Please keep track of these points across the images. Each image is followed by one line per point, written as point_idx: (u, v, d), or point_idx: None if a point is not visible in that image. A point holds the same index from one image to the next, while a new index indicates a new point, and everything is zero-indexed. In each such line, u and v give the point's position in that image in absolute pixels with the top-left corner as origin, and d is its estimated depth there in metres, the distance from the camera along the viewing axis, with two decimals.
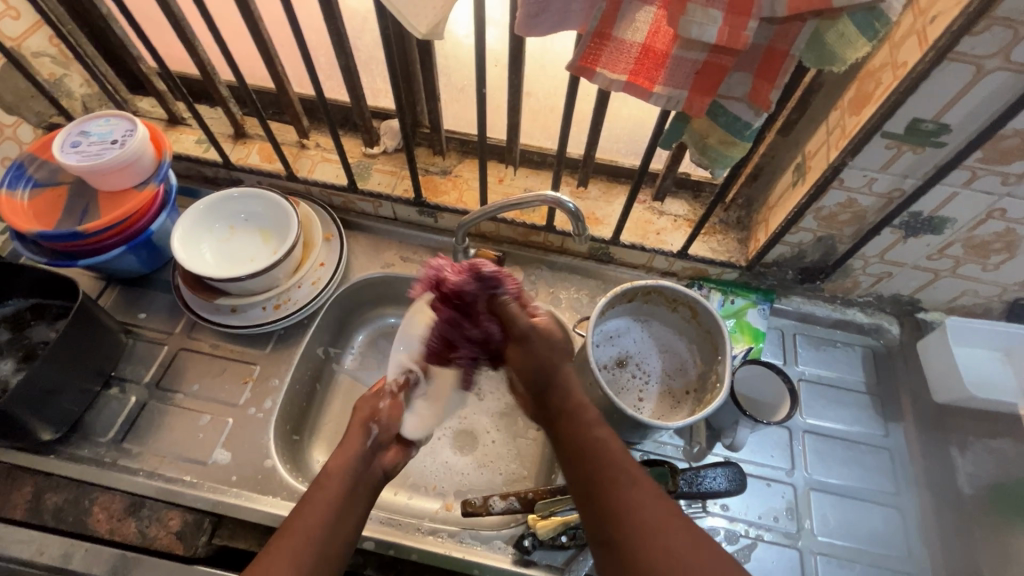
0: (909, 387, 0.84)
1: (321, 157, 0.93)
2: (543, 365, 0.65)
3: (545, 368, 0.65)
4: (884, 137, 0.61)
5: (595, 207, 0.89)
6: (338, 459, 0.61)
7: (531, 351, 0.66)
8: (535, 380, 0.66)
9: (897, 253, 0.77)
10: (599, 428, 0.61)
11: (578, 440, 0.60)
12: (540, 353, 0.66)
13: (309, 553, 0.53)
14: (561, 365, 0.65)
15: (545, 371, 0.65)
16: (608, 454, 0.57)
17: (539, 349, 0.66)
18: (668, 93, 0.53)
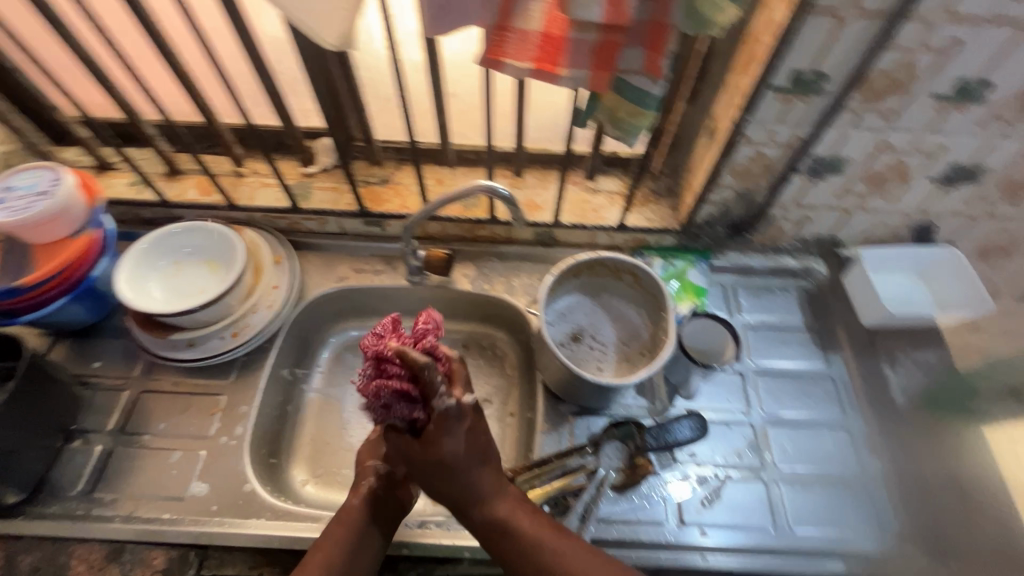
0: (842, 318, 0.91)
1: (259, 182, 0.93)
2: (465, 465, 0.58)
3: (448, 470, 0.58)
4: (774, 91, 0.67)
5: (533, 195, 0.93)
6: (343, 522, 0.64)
7: (452, 437, 0.55)
8: (427, 475, 0.59)
9: (810, 197, 0.83)
10: (527, 518, 0.61)
11: (484, 525, 0.61)
12: (448, 461, 0.56)
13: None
14: (476, 468, 0.59)
15: (443, 477, 0.58)
16: (513, 525, 0.60)
17: (452, 454, 0.57)
18: (574, 74, 0.58)
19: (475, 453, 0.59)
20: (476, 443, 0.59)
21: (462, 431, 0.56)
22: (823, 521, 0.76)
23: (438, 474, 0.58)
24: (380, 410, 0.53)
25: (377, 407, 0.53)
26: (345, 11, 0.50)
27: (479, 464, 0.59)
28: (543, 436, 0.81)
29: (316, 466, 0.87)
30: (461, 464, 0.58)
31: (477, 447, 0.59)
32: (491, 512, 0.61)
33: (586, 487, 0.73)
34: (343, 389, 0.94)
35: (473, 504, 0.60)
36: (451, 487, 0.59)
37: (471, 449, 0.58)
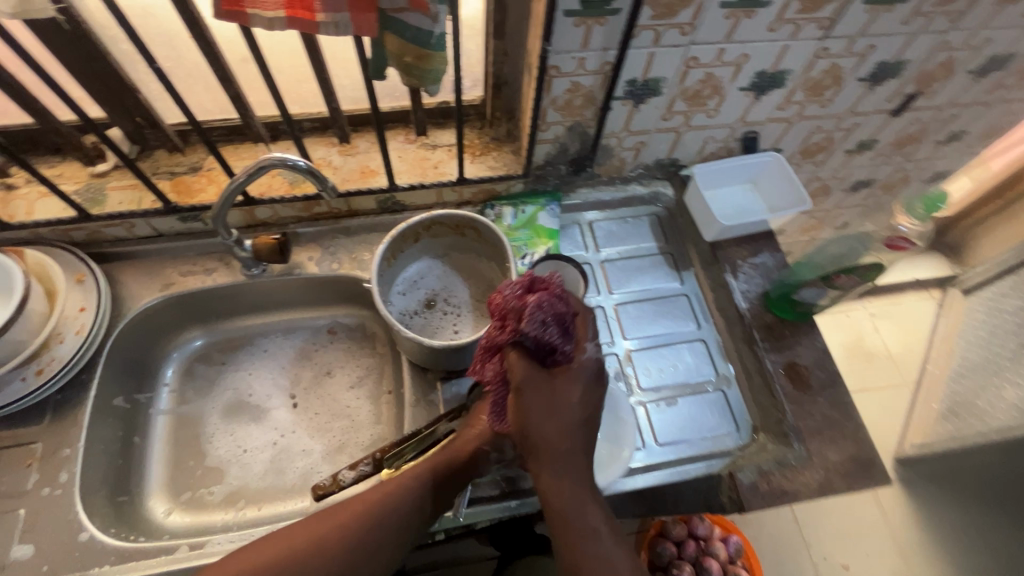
0: (691, 236, 0.95)
1: (36, 192, 0.80)
2: (556, 437, 0.59)
3: (559, 412, 0.59)
4: (568, 15, 0.64)
5: (367, 160, 0.87)
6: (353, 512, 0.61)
7: (546, 397, 0.59)
8: (530, 419, 0.59)
9: (639, 122, 0.83)
10: (591, 514, 0.59)
11: (554, 489, 0.59)
12: (568, 403, 0.60)
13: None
14: (574, 430, 0.60)
15: (551, 420, 0.59)
16: (574, 494, 0.59)
17: (581, 390, 0.61)
18: (332, 19, 0.51)
19: (579, 419, 0.61)
20: (591, 409, 0.61)
21: (584, 390, 0.61)
22: (687, 429, 0.80)
23: (543, 415, 0.59)
24: (538, 326, 0.56)
25: (536, 324, 0.56)
26: None
27: (580, 442, 0.60)
28: (412, 410, 0.78)
29: (178, 491, 0.80)
30: (572, 411, 0.60)
31: (584, 422, 0.61)
32: (566, 482, 0.59)
33: None
34: (201, 403, 0.86)
35: (557, 454, 0.59)
36: (552, 435, 0.59)
37: (579, 414, 0.61)
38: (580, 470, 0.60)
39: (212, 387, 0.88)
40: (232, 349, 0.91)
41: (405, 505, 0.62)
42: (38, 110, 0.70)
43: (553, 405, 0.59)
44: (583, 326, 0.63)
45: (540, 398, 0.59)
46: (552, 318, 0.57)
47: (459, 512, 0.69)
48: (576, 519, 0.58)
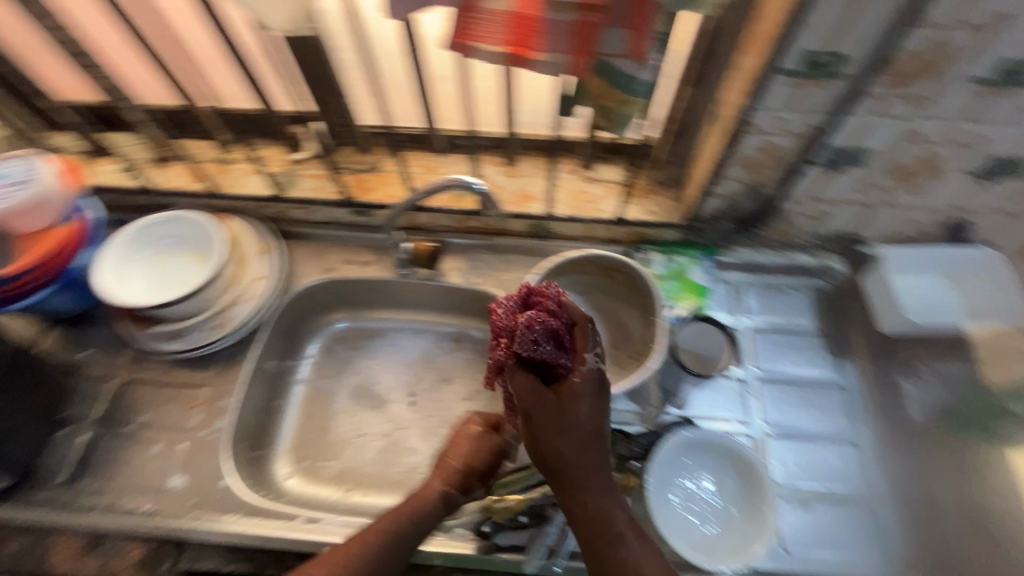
0: (859, 323, 0.84)
1: (247, 169, 0.91)
2: (576, 454, 0.57)
3: (568, 431, 0.56)
4: (784, 75, 0.60)
5: (527, 184, 0.88)
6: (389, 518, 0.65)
7: (556, 415, 0.56)
8: (547, 443, 0.56)
9: (828, 191, 0.76)
10: (616, 513, 0.58)
11: (576, 506, 0.57)
12: (578, 421, 0.56)
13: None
14: (590, 442, 0.57)
15: (569, 440, 0.56)
16: (596, 509, 0.57)
17: (589, 408, 0.57)
18: (549, 58, 0.52)
19: (596, 431, 0.57)
20: (603, 417, 0.58)
21: (591, 402, 0.57)
22: (825, 541, 0.70)
23: (556, 438, 0.56)
24: (529, 345, 0.56)
25: (529, 343, 0.56)
26: None
27: (595, 448, 0.57)
28: None
29: (299, 458, 0.86)
30: (581, 429, 0.56)
31: (598, 432, 0.57)
32: (589, 498, 0.57)
33: None
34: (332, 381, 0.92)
35: (574, 473, 0.57)
36: (570, 456, 0.56)
37: (595, 427, 0.57)
38: (599, 480, 0.58)
39: (344, 368, 0.93)
40: (367, 337, 0.96)
41: (423, 515, 0.66)
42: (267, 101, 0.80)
43: (568, 426, 0.56)
44: (583, 336, 0.58)
45: (551, 418, 0.56)
46: (552, 339, 0.56)
47: (559, 564, 0.67)
48: (598, 532, 0.57)
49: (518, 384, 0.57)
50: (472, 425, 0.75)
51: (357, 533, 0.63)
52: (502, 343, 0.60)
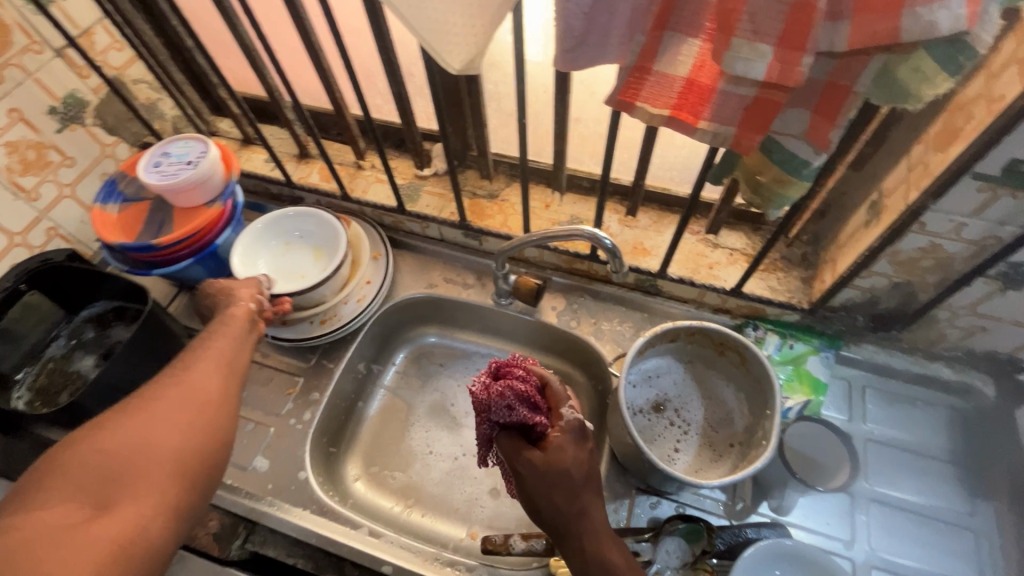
0: (1005, 462, 0.73)
1: (375, 177, 0.96)
2: (571, 498, 0.54)
3: (555, 478, 0.54)
4: (974, 178, 0.53)
5: (643, 237, 0.85)
6: (206, 361, 0.61)
7: (543, 467, 0.55)
8: (540, 498, 0.54)
9: (994, 307, 0.66)
10: (618, 556, 0.53)
11: (577, 558, 0.53)
12: (565, 470, 0.55)
13: (177, 493, 0.50)
14: (581, 489, 0.55)
15: (560, 490, 0.54)
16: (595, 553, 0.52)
17: (567, 452, 0.56)
18: (714, 128, 0.49)
19: (586, 475, 0.56)
20: (585, 458, 0.57)
21: (571, 446, 0.56)
22: None
23: (544, 490, 0.54)
24: (505, 411, 0.58)
25: (503, 409, 0.58)
26: (473, 40, 0.47)
27: (586, 492, 0.55)
28: None
29: (370, 463, 0.87)
30: (570, 475, 0.55)
31: (587, 475, 0.56)
32: (589, 545, 0.53)
33: None
34: (411, 392, 0.93)
35: (571, 522, 0.53)
36: (564, 506, 0.54)
37: (584, 470, 0.56)
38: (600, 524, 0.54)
39: (425, 383, 0.94)
40: (453, 356, 0.96)
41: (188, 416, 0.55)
42: (409, 119, 0.84)
43: (555, 474, 0.54)
44: (556, 396, 0.61)
45: (537, 469, 0.55)
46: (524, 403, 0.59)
47: None
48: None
49: (505, 450, 0.58)
50: (244, 303, 0.71)
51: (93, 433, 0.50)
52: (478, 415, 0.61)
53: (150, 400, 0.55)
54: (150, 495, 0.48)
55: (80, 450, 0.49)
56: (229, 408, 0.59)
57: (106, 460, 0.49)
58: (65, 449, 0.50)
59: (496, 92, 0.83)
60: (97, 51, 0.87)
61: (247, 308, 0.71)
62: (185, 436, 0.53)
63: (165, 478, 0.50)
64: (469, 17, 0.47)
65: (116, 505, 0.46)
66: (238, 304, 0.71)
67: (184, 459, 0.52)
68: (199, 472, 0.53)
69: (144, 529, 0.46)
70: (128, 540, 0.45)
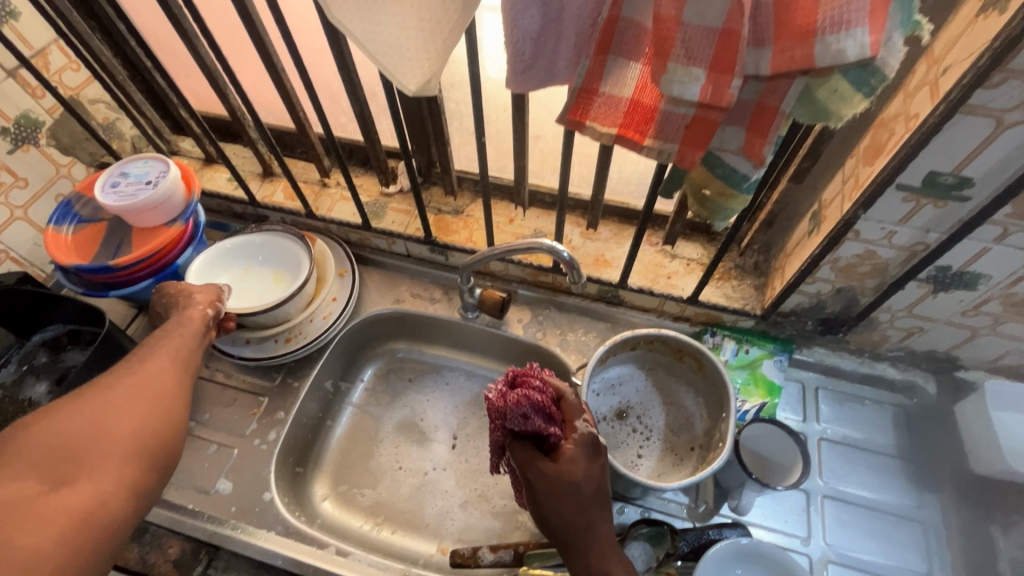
0: (947, 454, 0.77)
1: (340, 195, 0.96)
2: (580, 511, 0.53)
3: (566, 490, 0.53)
4: (899, 189, 0.57)
5: (604, 249, 0.88)
6: (162, 352, 0.62)
7: (555, 476, 0.54)
8: (549, 508, 0.53)
9: (928, 308, 0.71)
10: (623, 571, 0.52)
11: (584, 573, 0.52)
12: (576, 482, 0.53)
13: (135, 476, 0.50)
14: (591, 504, 0.53)
15: (569, 502, 0.53)
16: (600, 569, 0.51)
17: (582, 466, 0.54)
18: (659, 146, 0.52)
19: (599, 491, 0.54)
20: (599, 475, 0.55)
21: (585, 461, 0.55)
22: None
23: (555, 501, 0.53)
24: (520, 419, 0.56)
25: (518, 418, 0.56)
26: (427, 63, 0.49)
27: (597, 508, 0.54)
28: None
29: (338, 482, 0.86)
30: (580, 487, 0.53)
31: (599, 491, 0.54)
32: (596, 560, 0.52)
33: None
34: (380, 409, 0.93)
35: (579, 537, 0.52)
36: (573, 519, 0.53)
37: (597, 485, 0.54)
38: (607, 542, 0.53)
39: (394, 399, 0.94)
40: (423, 371, 0.97)
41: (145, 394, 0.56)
42: (373, 138, 0.85)
43: (566, 483, 0.53)
44: (570, 408, 0.59)
45: (549, 478, 0.54)
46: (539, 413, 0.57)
47: None
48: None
49: (518, 458, 0.56)
50: (201, 309, 0.70)
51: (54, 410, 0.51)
52: (491, 420, 0.59)
53: (105, 386, 0.55)
54: (105, 475, 0.48)
55: (30, 434, 0.48)
56: (184, 401, 0.59)
57: (57, 440, 0.48)
58: (14, 433, 0.49)
59: (458, 111, 0.85)
60: (52, 72, 0.86)
61: (204, 313, 0.70)
62: (141, 420, 0.53)
63: (125, 459, 0.50)
64: (423, 41, 0.48)
65: (71, 485, 0.46)
66: (195, 310, 0.70)
67: (145, 441, 0.53)
68: (156, 459, 0.53)
69: (100, 511, 0.46)
70: (89, 515, 0.46)
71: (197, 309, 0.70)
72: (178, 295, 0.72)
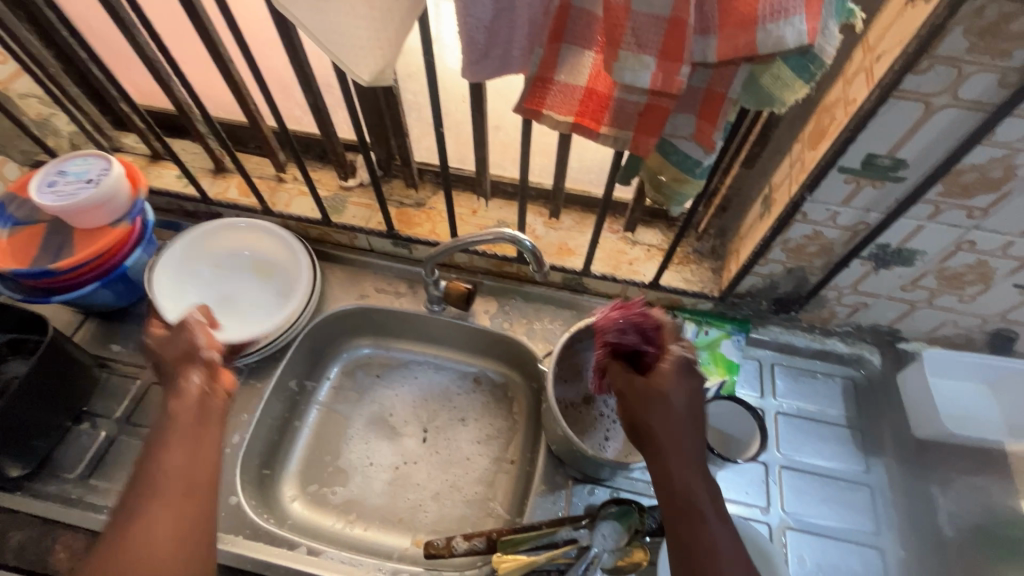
0: (891, 421, 0.82)
1: (297, 190, 0.94)
2: (672, 425, 0.52)
3: (659, 405, 0.53)
4: (841, 172, 0.60)
5: (567, 237, 0.89)
6: (179, 426, 0.53)
7: (637, 387, 0.55)
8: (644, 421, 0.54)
9: (871, 284, 0.75)
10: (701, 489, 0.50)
11: (671, 482, 0.51)
12: (671, 404, 0.53)
13: None
14: (685, 425, 0.53)
15: (663, 420, 0.52)
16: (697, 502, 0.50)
17: (673, 383, 0.54)
18: (615, 134, 0.53)
19: (693, 413, 0.54)
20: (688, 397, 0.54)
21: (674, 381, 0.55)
22: None
23: (644, 411, 0.54)
24: (617, 334, 0.63)
25: (616, 333, 0.63)
26: (379, 52, 0.49)
27: (692, 433, 0.53)
28: (538, 499, 0.76)
29: (306, 482, 0.85)
30: (676, 410, 0.53)
31: (694, 417, 0.54)
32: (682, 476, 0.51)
33: (573, 566, 0.67)
34: (347, 406, 0.91)
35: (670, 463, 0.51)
36: (660, 428, 0.52)
37: (690, 409, 0.54)
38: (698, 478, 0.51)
39: (362, 395, 0.93)
40: (390, 366, 0.96)
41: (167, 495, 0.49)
42: (329, 130, 0.83)
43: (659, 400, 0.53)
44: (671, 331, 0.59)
45: (640, 389, 0.55)
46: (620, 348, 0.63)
47: None
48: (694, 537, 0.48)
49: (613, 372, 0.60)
50: (191, 338, 0.59)
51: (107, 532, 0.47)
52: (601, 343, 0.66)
53: (140, 497, 0.49)
54: None
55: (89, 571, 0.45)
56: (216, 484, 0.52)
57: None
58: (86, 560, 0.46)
59: (416, 101, 0.84)
60: None
61: (195, 342, 0.59)
62: (172, 539, 0.47)
63: None
64: (374, 30, 0.48)
65: None
66: (178, 383, 0.56)
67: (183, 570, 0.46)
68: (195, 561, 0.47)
69: None
70: None
71: (178, 382, 0.56)
72: (160, 355, 0.59)
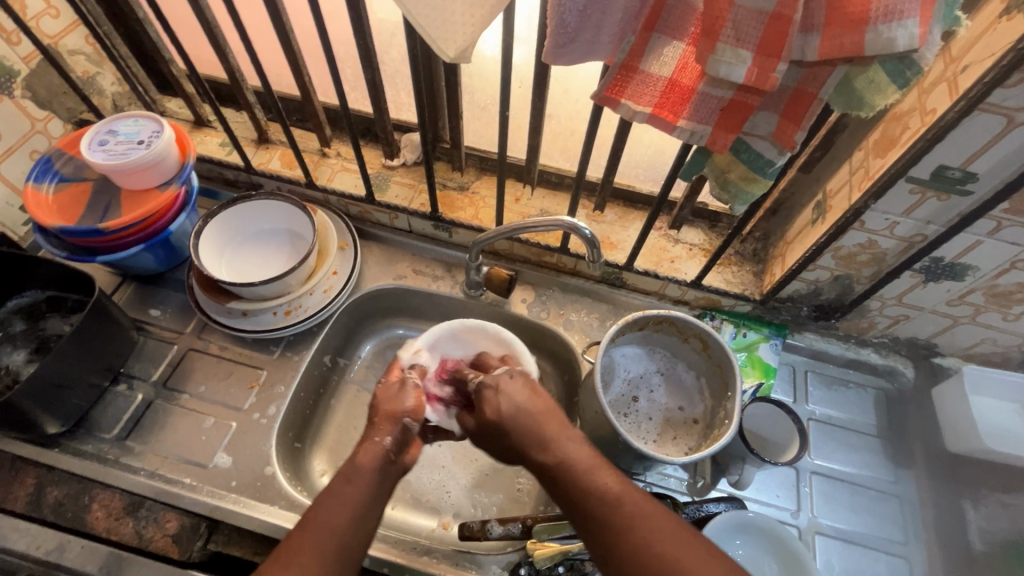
0: (922, 433, 0.83)
1: (341, 166, 0.93)
2: (540, 422, 0.57)
3: (523, 412, 0.58)
4: (908, 182, 0.60)
5: (610, 231, 0.89)
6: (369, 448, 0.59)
7: (495, 405, 0.60)
8: (518, 448, 0.58)
9: (916, 297, 0.75)
10: (600, 474, 0.54)
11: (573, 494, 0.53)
12: (513, 403, 0.59)
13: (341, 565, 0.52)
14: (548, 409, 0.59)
15: (536, 435, 0.57)
16: (581, 469, 0.54)
17: (508, 407, 0.59)
18: (692, 127, 0.52)
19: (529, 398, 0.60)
20: (532, 397, 0.60)
21: (516, 386, 0.61)
22: None
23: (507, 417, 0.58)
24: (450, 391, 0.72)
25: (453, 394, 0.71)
26: (470, 26, 0.48)
27: (541, 420, 0.57)
28: None
29: (335, 458, 0.84)
30: (529, 415, 0.58)
31: (535, 396, 0.60)
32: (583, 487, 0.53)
33: None
34: (377, 384, 0.91)
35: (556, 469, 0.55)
36: (529, 429, 0.57)
37: (528, 397, 0.60)
38: (596, 476, 0.53)
39: None
40: None
41: (362, 482, 0.56)
42: (382, 108, 0.83)
43: (503, 408, 0.58)
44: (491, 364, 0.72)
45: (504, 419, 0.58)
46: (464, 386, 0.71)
47: None
48: (591, 504, 0.52)
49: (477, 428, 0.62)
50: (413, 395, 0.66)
51: (308, 515, 0.54)
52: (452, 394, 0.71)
53: (333, 488, 0.56)
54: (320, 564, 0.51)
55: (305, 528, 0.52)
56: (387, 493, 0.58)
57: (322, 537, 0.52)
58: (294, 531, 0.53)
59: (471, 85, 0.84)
60: (29, 17, 0.79)
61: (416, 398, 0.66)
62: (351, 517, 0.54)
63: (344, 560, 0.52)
64: (467, 5, 0.47)
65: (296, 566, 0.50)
66: (371, 437, 0.60)
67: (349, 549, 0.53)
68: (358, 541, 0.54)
69: None
70: None
71: (372, 437, 0.61)
72: (377, 408, 0.65)
